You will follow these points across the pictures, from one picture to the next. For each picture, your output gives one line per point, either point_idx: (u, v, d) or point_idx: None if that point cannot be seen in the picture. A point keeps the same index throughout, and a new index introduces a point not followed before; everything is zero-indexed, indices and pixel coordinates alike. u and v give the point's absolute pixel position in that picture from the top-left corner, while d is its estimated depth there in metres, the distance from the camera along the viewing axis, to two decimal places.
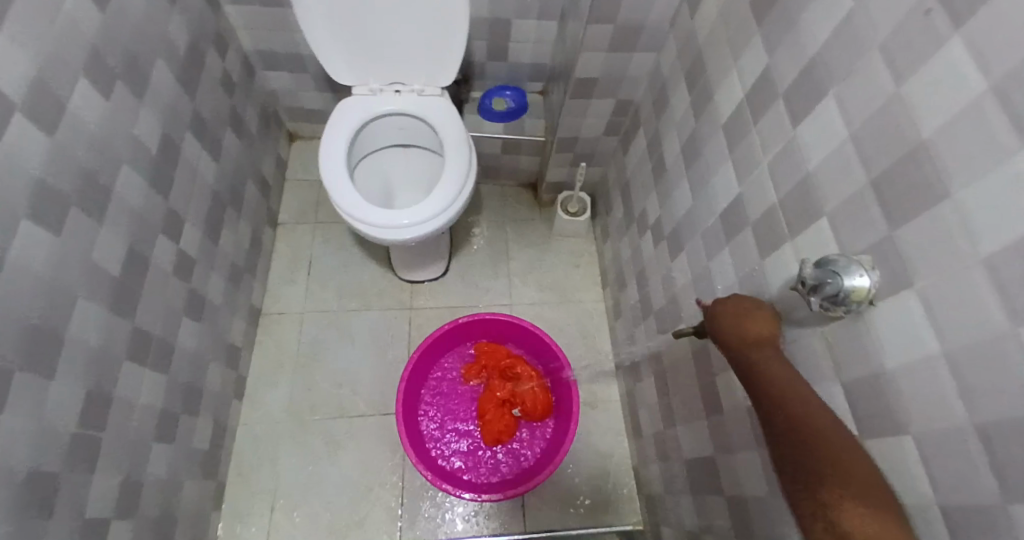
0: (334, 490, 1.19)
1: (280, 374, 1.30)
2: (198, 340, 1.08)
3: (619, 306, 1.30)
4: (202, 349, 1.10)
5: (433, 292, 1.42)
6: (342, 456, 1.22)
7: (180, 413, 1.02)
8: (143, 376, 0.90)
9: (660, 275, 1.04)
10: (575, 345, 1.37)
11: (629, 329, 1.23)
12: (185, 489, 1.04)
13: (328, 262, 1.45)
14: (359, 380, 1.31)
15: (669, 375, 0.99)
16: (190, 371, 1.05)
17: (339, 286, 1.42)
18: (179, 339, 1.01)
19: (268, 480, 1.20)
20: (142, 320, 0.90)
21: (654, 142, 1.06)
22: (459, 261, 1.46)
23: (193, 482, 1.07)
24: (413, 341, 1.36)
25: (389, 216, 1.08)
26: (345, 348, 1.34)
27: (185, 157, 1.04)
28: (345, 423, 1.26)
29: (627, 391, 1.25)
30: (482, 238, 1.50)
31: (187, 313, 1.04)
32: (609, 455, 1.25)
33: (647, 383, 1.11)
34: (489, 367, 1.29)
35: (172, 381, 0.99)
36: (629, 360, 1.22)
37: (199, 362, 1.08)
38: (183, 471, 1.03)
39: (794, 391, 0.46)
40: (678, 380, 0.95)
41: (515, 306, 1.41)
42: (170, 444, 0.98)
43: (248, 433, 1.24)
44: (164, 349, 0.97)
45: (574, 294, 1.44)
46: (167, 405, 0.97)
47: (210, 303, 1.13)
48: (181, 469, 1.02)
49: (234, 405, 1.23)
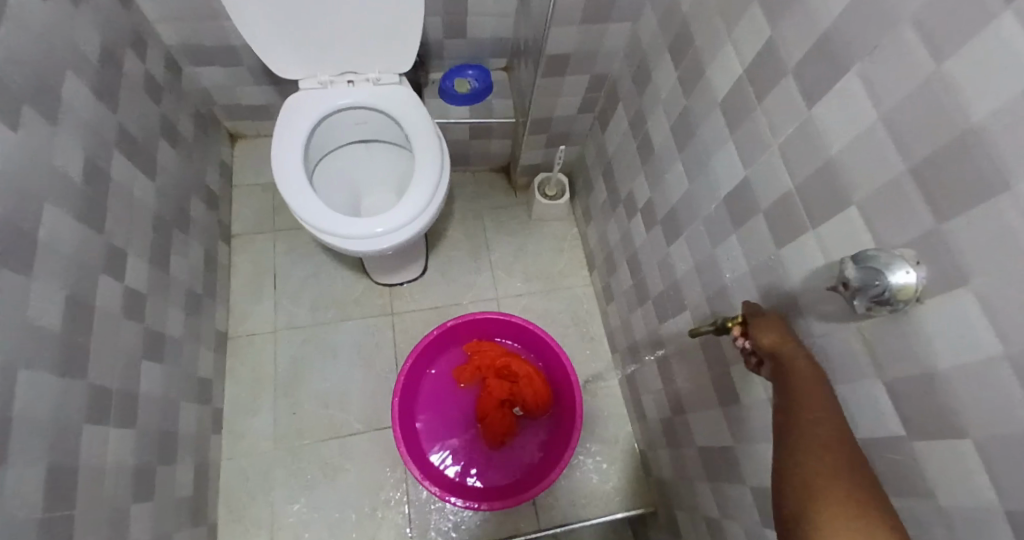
0: (336, 516, 1.14)
1: (260, 402, 1.21)
2: (163, 384, 0.98)
3: (610, 290, 1.26)
4: (170, 391, 1.00)
5: (414, 294, 1.35)
6: (340, 479, 1.16)
7: (156, 466, 0.92)
8: (108, 437, 0.80)
9: (656, 259, 1.00)
10: (568, 333, 1.34)
11: (623, 313, 1.20)
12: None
13: (296, 273, 1.34)
14: (348, 396, 1.23)
15: (674, 364, 0.97)
16: (161, 416, 0.95)
17: (312, 298, 1.32)
18: (142, 386, 0.91)
19: (264, 515, 1.12)
20: (96, 377, 0.79)
21: (637, 122, 1.00)
22: (437, 258, 1.38)
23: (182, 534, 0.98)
24: (400, 348, 1.29)
25: (361, 226, 0.99)
26: (327, 365, 1.26)
27: (117, 181, 0.91)
28: (338, 445, 1.19)
29: (627, 375, 1.23)
30: (459, 231, 1.42)
31: (146, 356, 0.93)
32: (613, 443, 1.23)
33: (649, 369, 1.09)
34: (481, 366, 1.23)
35: (142, 434, 0.89)
36: (627, 345, 1.20)
37: (168, 406, 0.98)
38: (170, 525, 0.94)
39: (822, 412, 0.47)
40: (685, 367, 0.93)
41: (502, 299, 1.36)
42: (151, 501, 0.90)
43: (234, 469, 1.15)
44: (128, 400, 0.86)
45: (561, 281, 1.39)
46: (140, 461, 0.88)
47: (170, 339, 1.02)
48: (169, 523, 0.94)
49: (213, 442, 1.14)
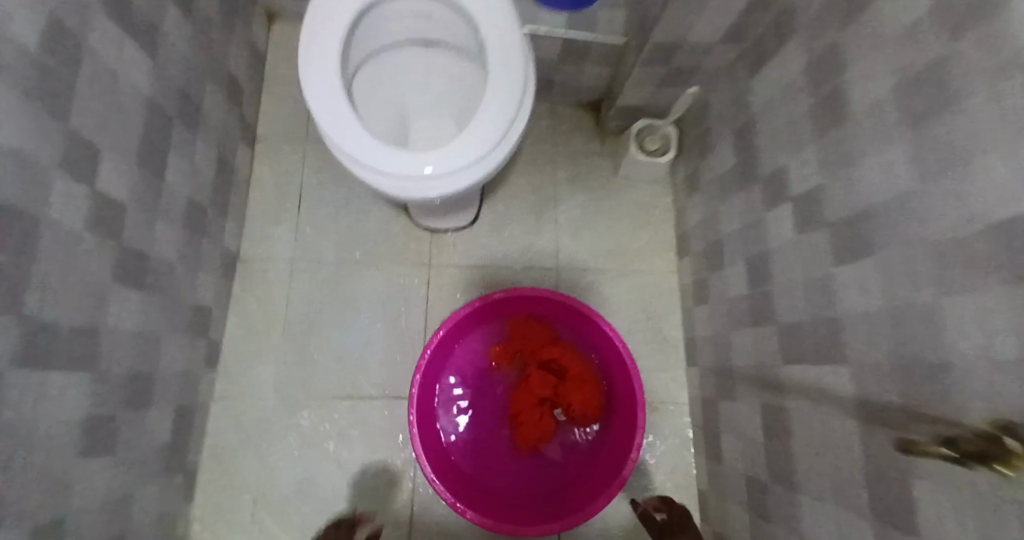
0: (332, 490, 0.97)
1: (264, 344, 1.02)
2: (141, 316, 0.78)
3: (705, 288, 0.98)
4: (151, 325, 0.80)
5: (459, 247, 1.10)
6: (344, 450, 0.99)
7: (120, 416, 0.74)
8: (55, 384, 0.61)
9: (803, 275, 0.70)
10: (637, 329, 1.08)
11: (720, 325, 0.92)
12: (138, 500, 0.79)
13: (324, 197, 1.11)
14: (364, 355, 1.03)
15: (798, 421, 0.71)
16: (133, 355, 0.77)
17: (338, 230, 1.09)
18: (110, 319, 0.71)
19: (253, 472, 0.96)
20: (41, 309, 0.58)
21: (821, 69, 0.66)
22: (492, 207, 1.12)
23: (150, 489, 0.82)
24: (433, 310, 1.06)
25: (406, 161, 0.73)
26: (345, 314, 1.05)
27: (98, 46, 0.65)
28: (346, 409, 1.00)
29: (705, 399, 0.98)
30: (525, 178, 1.13)
31: (122, 282, 0.72)
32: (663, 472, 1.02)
33: (751, 408, 0.83)
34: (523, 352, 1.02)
35: (104, 379, 0.70)
36: (716, 364, 0.93)
37: (143, 344, 0.79)
38: (134, 481, 0.78)
39: None
40: (824, 434, 0.65)
41: (563, 272, 1.10)
42: (110, 458, 0.72)
43: (225, 412, 0.98)
44: (88, 335, 0.67)
45: (639, 262, 1.11)
46: (99, 411, 0.70)
47: (158, 261, 0.81)
48: (130, 479, 0.77)
49: (205, 382, 0.96)
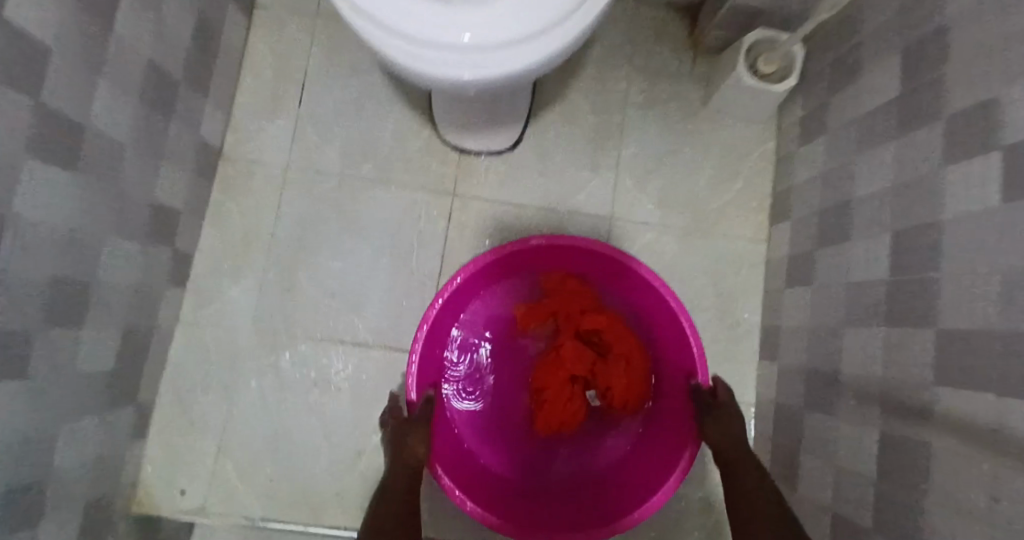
0: (311, 448, 0.80)
1: (247, 263, 0.84)
2: (101, 213, 0.58)
3: (812, 266, 0.75)
4: (99, 225, 0.59)
5: (493, 175, 0.88)
6: (329, 402, 0.81)
7: (44, 345, 0.52)
8: None
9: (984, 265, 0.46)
10: (703, 304, 0.86)
11: (830, 317, 0.70)
12: (70, 453, 0.59)
13: (332, 93, 0.89)
14: (364, 293, 0.84)
15: (938, 473, 0.49)
16: (72, 260, 0.55)
17: (344, 136, 0.88)
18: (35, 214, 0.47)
19: (220, 414, 0.80)
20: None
21: None
22: (539, 131, 0.89)
23: (89, 435, 0.62)
24: (454, 249, 0.86)
25: (438, 20, 0.51)
26: (346, 241, 0.85)
27: None
28: (337, 354, 0.82)
29: (786, 404, 0.77)
30: (586, 98, 0.89)
31: (51, 162, 0.48)
32: (701, 480, 0.84)
33: (857, 433, 0.62)
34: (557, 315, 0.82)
35: (34, 288, 0.49)
36: (814, 364, 0.72)
37: (102, 251, 0.60)
38: (68, 428, 0.58)
39: None
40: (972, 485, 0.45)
41: (620, 221, 0.87)
42: (38, 401, 0.52)
43: (192, 338, 0.81)
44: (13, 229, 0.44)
45: (715, 223, 0.88)
46: (28, 333, 0.49)
47: (124, 143, 0.61)
48: (80, 418, 0.60)
49: (169, 300, 0.78)
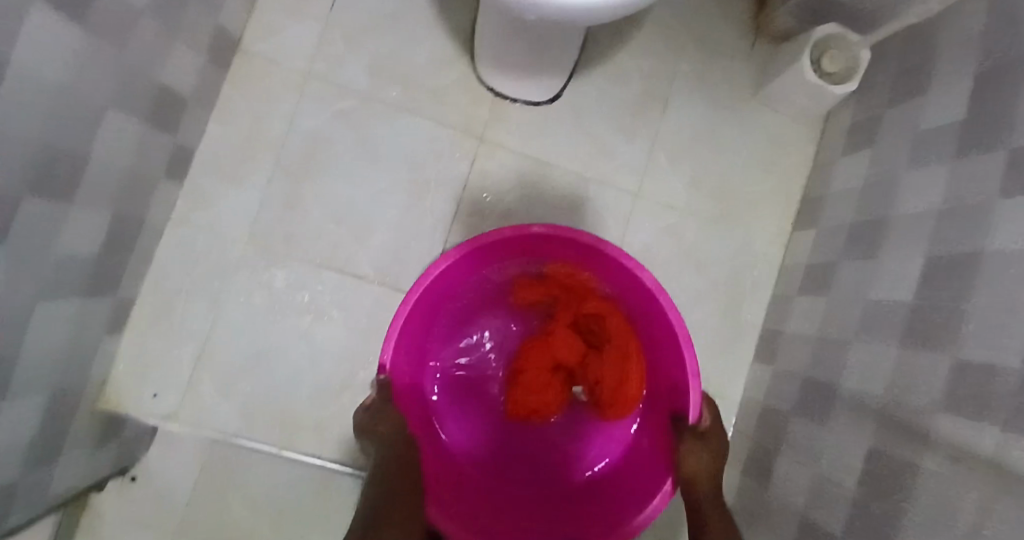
0: (294, 372, 0.78)
1: (253, 171, 0.79)
2: (110, 81, 0.52)
3: (831, 277, 0.75)
4: (107, 97, 0.53)
5: (524, 127, 0.84)
6: (319, 329, 0.78)
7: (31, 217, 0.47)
8: None
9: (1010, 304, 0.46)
10: (710, 296, 0.86)
11: (840, 330, 0.70)
12: (40, 340, 0.54)
13: (369, 4, 0.82)
14: (371, 224, 0.80)
15: (919, 500, 0.49)
16: (71, 130, 0.49)
17: (375, 54, 0.81)
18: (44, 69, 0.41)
19: (204, 323, 0.76)
20: (11, 17, 0.34)
21: None
22: (580, 90, 0.85)
23: (62, 324, 0.58)
24: (471, 195, 0.82)
25: None
26: (361, 167, 0.80)
27: None
28: (333, 283, 0.79)
29: (772, 406, 0.78)
30: (636, 64, 0.85)
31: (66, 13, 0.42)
32: None
33: (841, 445, 0.63)
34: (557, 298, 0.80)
35: (29, 152, 0.43)
36: (813, 373, 0.72)
37: (108, 124, 0.55)
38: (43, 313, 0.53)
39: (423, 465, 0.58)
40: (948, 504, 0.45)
41: (646, 198, 0.85)
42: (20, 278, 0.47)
43: (184, 239, 0.77)
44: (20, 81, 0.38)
45: (739, 218, 0.86)
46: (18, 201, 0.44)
47: (150, 11, 0.54)
48: (55, 303, 0.55)
49: (163, 195, 0.72)
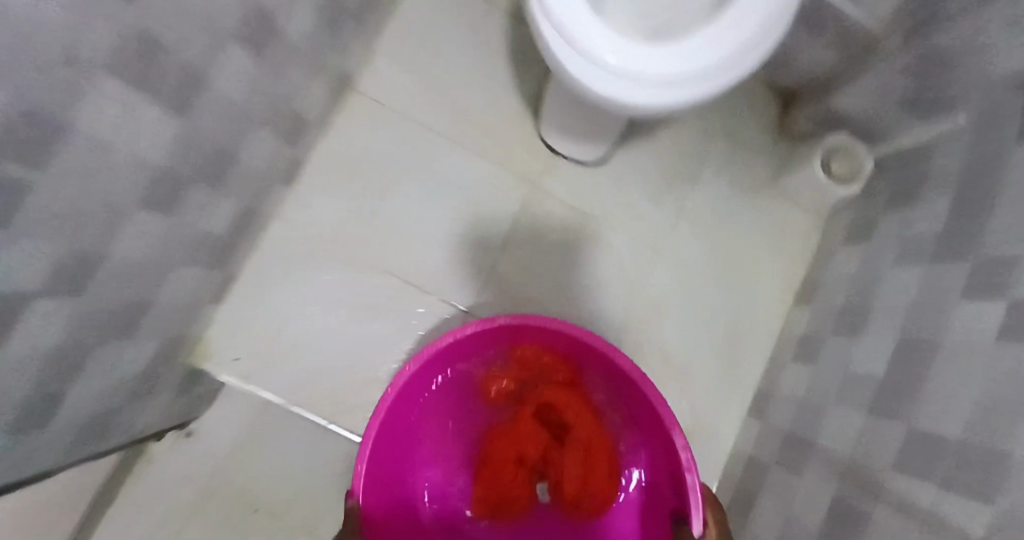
0: (350, 358, 0.90)
1: (344, 185, 0.94)
2: (268, 105, 0.68)
3: (820, 348, 0.85)
4: (261, 115, 0.68)
5: (572, 181, 0.98)
6: (376, 325, 0.91)
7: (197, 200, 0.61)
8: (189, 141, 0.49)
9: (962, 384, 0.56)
10: (715, 350, 0.96)
11: (822, 394, 0.80)
12: (171, 293, 0.68)
13: (460, 65, 0.99)
14: (432, 244, 0.94)
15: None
16: (236, 137, 0.64)
17: (458, 105, 0.98)
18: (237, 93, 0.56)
19: (285, 304, 0.90)
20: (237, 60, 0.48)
21: None
22: (623, 157, 0.99)
23: (186, 285, 0.71)
24: (519, 232, 0.96)
25: (591, 37, 0.64)
26: (433, 195, 0.95)
27: None
28: (393, 288, 0.92)
29: (758, 455, 0.87)
30: (673, 143, 1.00)
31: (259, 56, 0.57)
32: None
33: (811, 493, 0.72)
34: (526, 379, 0.89)
35: (210, 152, 0.58)
36: (796, 429, 0.82)
37: (257, 135, 0.70)
38: (179, 274, 0.67)
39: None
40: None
41: (669, 257, 0.98)
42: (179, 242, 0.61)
43: (280, 232, 0.91)
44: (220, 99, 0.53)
45: (749, 286, 0.98)
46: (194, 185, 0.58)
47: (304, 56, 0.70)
48: (188, 266, 0.69)
49: (275, 195, 0.87)
